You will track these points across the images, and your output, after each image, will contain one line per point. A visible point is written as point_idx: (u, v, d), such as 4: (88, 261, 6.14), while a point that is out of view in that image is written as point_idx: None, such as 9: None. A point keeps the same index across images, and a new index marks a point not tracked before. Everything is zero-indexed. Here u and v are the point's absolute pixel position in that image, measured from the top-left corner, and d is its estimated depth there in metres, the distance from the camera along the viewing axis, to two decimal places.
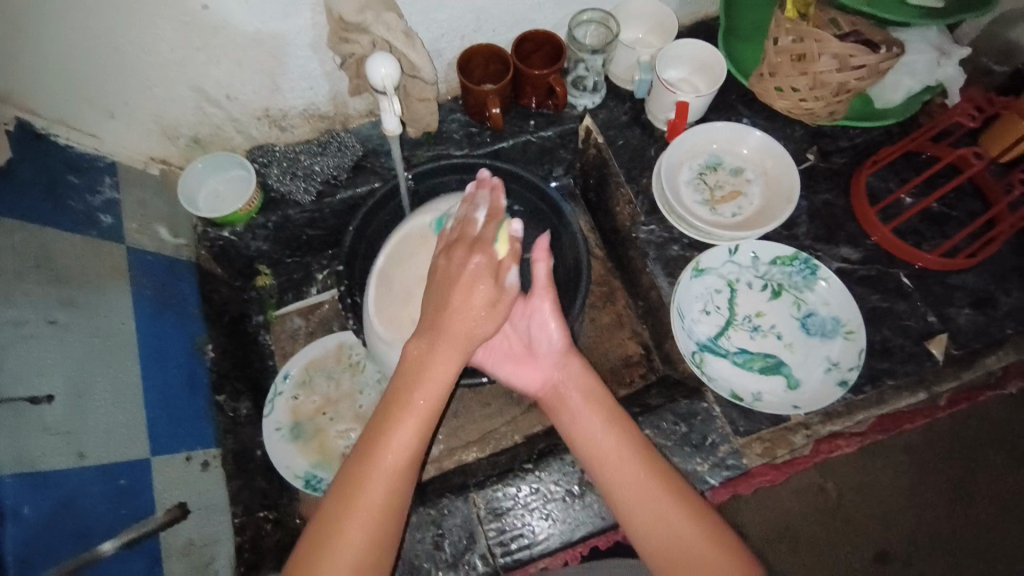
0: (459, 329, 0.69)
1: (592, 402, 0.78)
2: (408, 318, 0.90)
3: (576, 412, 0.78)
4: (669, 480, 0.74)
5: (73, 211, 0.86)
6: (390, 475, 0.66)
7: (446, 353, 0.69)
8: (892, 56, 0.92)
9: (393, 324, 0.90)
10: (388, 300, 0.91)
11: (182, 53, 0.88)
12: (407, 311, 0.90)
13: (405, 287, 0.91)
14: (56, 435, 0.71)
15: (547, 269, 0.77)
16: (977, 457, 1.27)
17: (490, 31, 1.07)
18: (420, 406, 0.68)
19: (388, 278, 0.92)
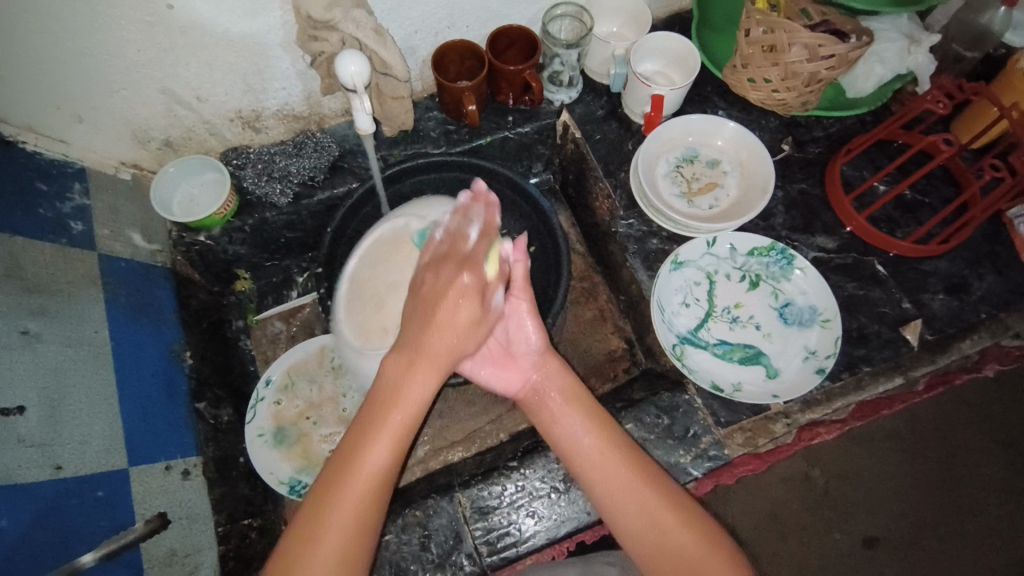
0: (436, 354, 0.68)
1: (571, 400, 0.79)
2: (380, 326, 0.90)
3: (555, 410, 0.78)
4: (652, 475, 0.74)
5: (42, 219, 0.85)
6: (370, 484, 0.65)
7: (424, 373, 0.68)
8: (860, 45, 0.94)
9: (363, 331, 0.90)
10: (356, 306, 0.91)
11: (149, 55, 0.86)
12: (379, 319, 0.90)
13: (376, 291, 0.91)
14: (32, 448, 0.70)
15: (525, 271, 0.77)
16: (957, 439, 1.29)
17: (463, 27, 1.06)
18: (400, 413, 0.67)
19: (359, 282, 0.91)
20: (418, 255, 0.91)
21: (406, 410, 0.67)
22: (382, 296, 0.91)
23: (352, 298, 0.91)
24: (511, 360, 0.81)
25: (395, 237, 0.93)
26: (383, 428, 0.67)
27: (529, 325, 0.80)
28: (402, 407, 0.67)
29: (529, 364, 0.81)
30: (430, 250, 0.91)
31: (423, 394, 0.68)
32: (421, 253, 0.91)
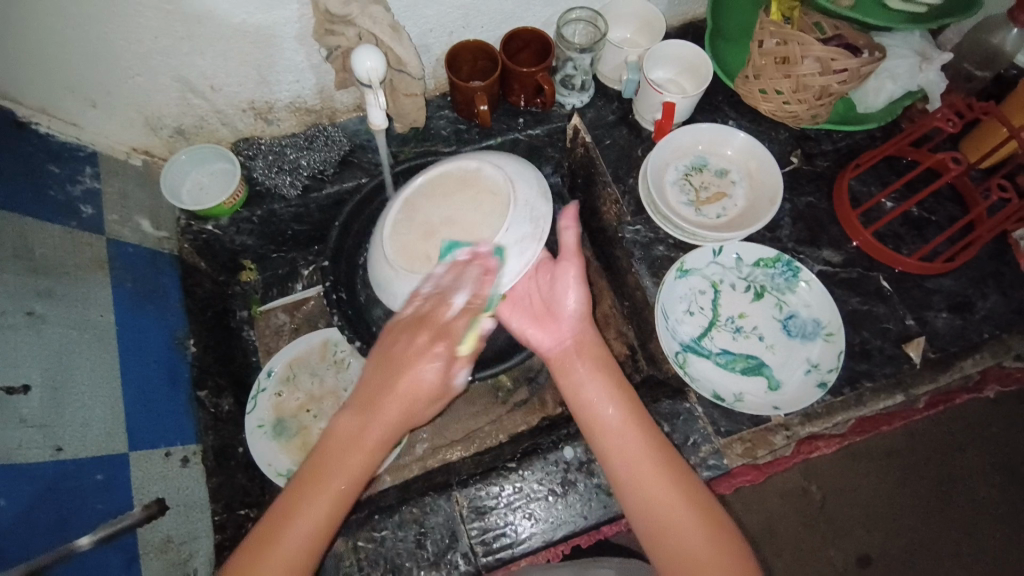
0: (388, 420, 0.71)
1: (599, 369, 0.78)
2: (423, 254, 0.80)
3: (581, 378, 0.78)
4: (662, 451, 0.75)
5: (52, 201, 0.85)
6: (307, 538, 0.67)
7: (373, 441, 0.71)
8: (872, 60, 0.93)
9: (404, 253, 0.81)
10: (407, 225, 0.83)
11: (165, 43, 0.86)
12: (424, 244, 0.81)
13: (429, 218, 0.82)
14: (33, 428, 0.70)
15: (575, 237, 0.78)
16: (954, 459, 1.29)
17: (478, 27, 1.07)
18: (346, 475, 0.69)
19: (415, 203, 0.84)
20: (484, 198, 0.81)
21: (351, 473, 0.70)
22: (433, 225, 0.82)
23: (403, 217, 0.83)
24: (549, 318, 0.80)
25: (465, 176, 0.84)
26: (326, 486, 0.68)
27: (574, 292, 0.79)
28: (349, 467, 0.69)
29: (568, 330, 0.80)
30: (497, 197, 0.81)
31: (369, 460, 0.70)
32: (487, 196, 0.81)
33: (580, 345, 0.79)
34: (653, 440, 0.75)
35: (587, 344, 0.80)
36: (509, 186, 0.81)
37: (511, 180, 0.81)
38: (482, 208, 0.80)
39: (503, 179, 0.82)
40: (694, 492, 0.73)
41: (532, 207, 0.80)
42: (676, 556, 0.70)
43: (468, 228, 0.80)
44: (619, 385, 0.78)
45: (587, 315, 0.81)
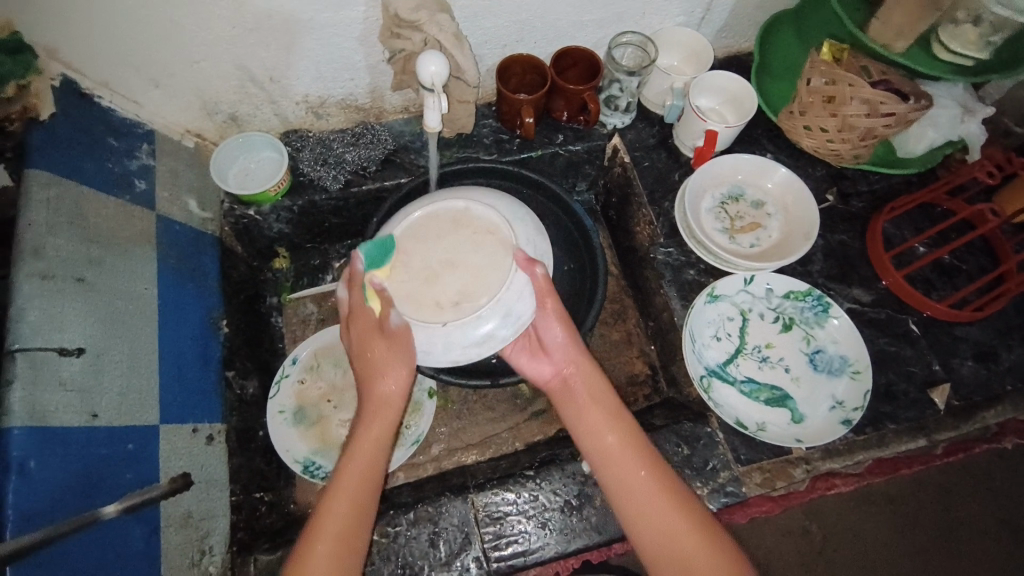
0: (382, 405, 0.76)
1: (596, 397, 0.79)
2: (432, 299, 0.76)
3: (579, 406, 0.79)
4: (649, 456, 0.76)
5: (109, 173, 0.87)
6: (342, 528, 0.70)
7: (374, 424, 0.75)
8: (920, 107, 0.95)
9: (412, 301, 0.76)
10: (405, 272, 0.78)
11: (235, 32, 0.89)
12: (430, 290, 0.77)
13: (426, 262, 0.78)
14: (72, 392, 0.71)
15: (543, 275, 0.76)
16: (963, 511, 1.28)
17: (531, 43, 1.09)
18: (354, 463, 0.73)
19: (404, 249, 0.79)
20: (481, 239, 0.79)
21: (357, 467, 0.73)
22: (433, 268, 0.78)
23: (396, 265, 0.78)
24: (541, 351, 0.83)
25: (452, 217, 0.81)
26: (342, 480, 0.72)
27: (554, 327, 0.80)
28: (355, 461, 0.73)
29: (561, 358, 0.81)
30: (496, 238, 0.79)
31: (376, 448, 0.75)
32: (485, 236, 0.80)
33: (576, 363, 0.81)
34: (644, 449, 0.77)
35: (581, 368, 0.81)
36: (506, 226, 0.80)
37: (507, 221, 0.81)
38: (483, 250, 0.79)
39: (496, 219, 0.80)
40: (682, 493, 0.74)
41: (530, 249, 0.81)
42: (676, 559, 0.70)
43: (476, 270, 0.78)
44: (610, 402, 0.79)
45: (578, 344, 0.81)
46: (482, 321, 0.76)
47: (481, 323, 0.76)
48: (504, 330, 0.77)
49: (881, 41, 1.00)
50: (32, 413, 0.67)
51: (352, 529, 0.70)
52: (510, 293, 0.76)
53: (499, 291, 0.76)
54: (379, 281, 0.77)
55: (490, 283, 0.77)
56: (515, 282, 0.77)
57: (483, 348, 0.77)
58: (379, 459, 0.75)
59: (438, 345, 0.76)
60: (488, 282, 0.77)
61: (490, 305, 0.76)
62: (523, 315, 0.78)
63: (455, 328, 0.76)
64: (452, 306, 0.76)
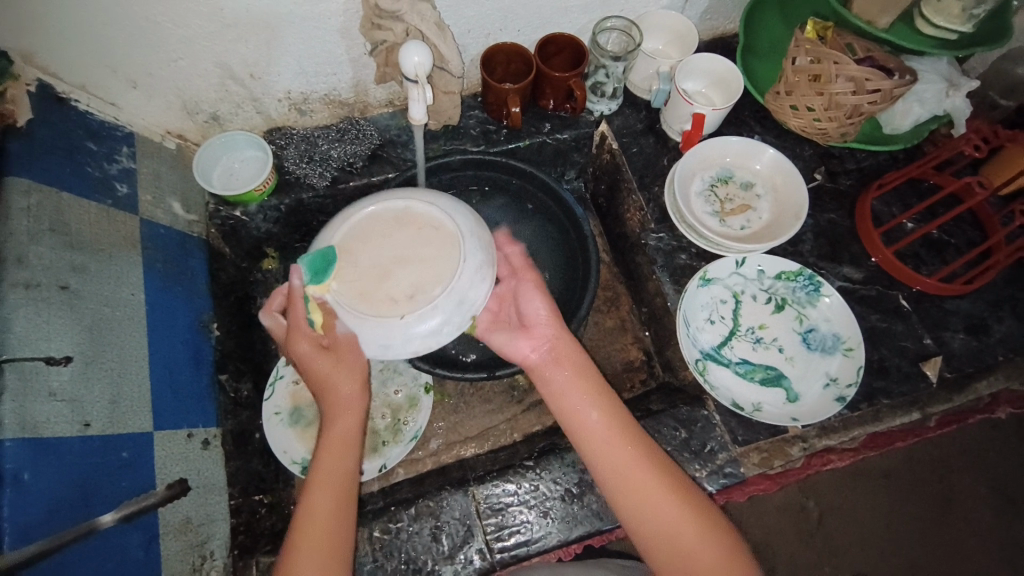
0: (339, 411, 0.77)
1: (596, 395, 0.78)
2: (385, 297, 0.75)
3: (574, 398, 0.77)
4: (652, 454, 0.75)
5: (90, 177, 0.86)
6: (322, 542, 0.70)
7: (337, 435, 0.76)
8: (905, 82, 0.95)
9: (362, 299, 0.75)
10: (351, 273, 0.76)
11: (211, 29, 0.87)
12: (381, 287, 0.75)
13: (371, 261, 0.77)
14: (62, 402, 0.70)
15: (519, 252, 0.85)
16: (957, 483, 1.30)
17: (514, 31, 1.08)
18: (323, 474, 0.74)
19: (348, 250, 0.77)
20: (425, 233, 0.78)
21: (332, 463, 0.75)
22: (382, 266, 0.77)
23: (342, 266, 0.76)
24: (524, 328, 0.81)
25: (395, 213, 0.80)
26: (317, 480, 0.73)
27: (537, 301, 0.81)
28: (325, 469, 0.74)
29: (543, 333, 0.81)
30: (442, 231, 0.78)
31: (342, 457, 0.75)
32: (428, 229, 0.78)
33: (562, 340, 0.81)
34: (646, 448, 0.75)
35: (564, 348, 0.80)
36: (449, 219, 0.79)
37: (448, 213, 0.80)
38: (430, 243, 0.78)
39: (438, 212, 0.79)
40: (687, 488, 0.74)
41: (478, 238, 0.79)
42: (678, 552, 0.70)
43: (424, 263, 0.77)
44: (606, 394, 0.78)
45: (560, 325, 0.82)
46: (439, 312, 0.74)
47: (438, 315, 0.74)
48: (460, 317, 0.76)
49: (867, 17, 1.00)
50: (23, 426, 0.65)
51: (332, 542, 0.70)
52: (461, 280, 0.76)
53: (451, 280, 0.75)
54: (322, 296, 0.75)
55: (440, 273, 0.76)
56: (464, 270, 0.76)
57: (441, 338, 0.76)
58: (348, 469, 0.75)
59: (397, 338, 0.74)
60: (436, 274, 0.76)
61: (445, 294, 0.74)
62: (477, 298, 0.77)
63: (410, 321, 0.74)
64: (405, 300, 0.75)
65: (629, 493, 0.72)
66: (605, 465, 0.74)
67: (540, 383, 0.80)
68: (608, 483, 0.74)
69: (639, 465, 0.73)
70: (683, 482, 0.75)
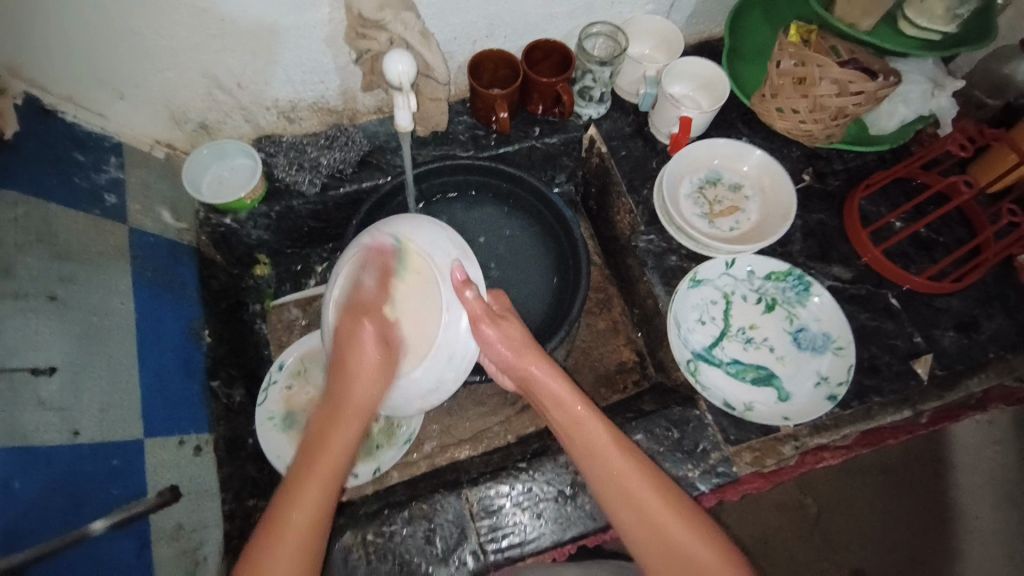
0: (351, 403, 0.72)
1: (627, 455, 0.75)
2: None
3: (597, 450, 0.76)
4: (650, 472, 0.75)
5: (78, 188, 0.86)
6: (305, 533, 0.65)
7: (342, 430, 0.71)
8: (889, 84, 0.96)
9: None
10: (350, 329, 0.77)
11: (198, 39, 0.88)
12: None
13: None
14: (52, 412, 0.70)
15: (474, 298, 0.77)
16: (953, 479, 1.30)
17: (501, 37, 1.09)
18: (318, 468, 0.69)
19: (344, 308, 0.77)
20: (410, 281, 0.77)
21: (330, 449, 0.70)
22: None
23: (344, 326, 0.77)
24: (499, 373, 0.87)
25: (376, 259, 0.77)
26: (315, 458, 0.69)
27: (498, 345, 0.79)
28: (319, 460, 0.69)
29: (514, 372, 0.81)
30: (422, 276, 0.77)
31: (336, 463, 0.70)
32: (413, 278, 0.77)
33: (530, 373, 0.79)
34: (645, 465, 0.75)
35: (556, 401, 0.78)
36: (429, 259, 0.77)
37: (427, 255, 0.77)
38: (414, 293, 0.77)
39: (414, 254, 0.77)
40: (687, 505, 0.73)
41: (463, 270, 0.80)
42: (673, 558, 0.70)
43: (415, 318, 0.77)
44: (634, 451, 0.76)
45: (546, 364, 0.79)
46: (436, 369, 0.77)
47: (430, 373, 0.77)
48: (453, 369, 0.79)
49: (849, 19, 1.02)
50: (12, 435, 0.65)
51: (313, 535, 0.66)
52: (448, 334, 0.77)
53: (439, 337, 0.77)
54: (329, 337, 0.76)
55: (430, 329, 0.77)
56: (457, 318, 0.78)
57: (439, 394, 0.80)
58: (346, 456, 0.71)
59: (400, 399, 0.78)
60: (428, 331, 0.77)
61: (436, 349, 0.77)
62: (467, 352, 0.79)
63: (408, 382, 0.77)
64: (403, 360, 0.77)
65: (619, 505, 0.73)
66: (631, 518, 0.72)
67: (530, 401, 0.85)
68: (598, 493, 0.75)
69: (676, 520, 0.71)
70: (688, 502, 0.74)
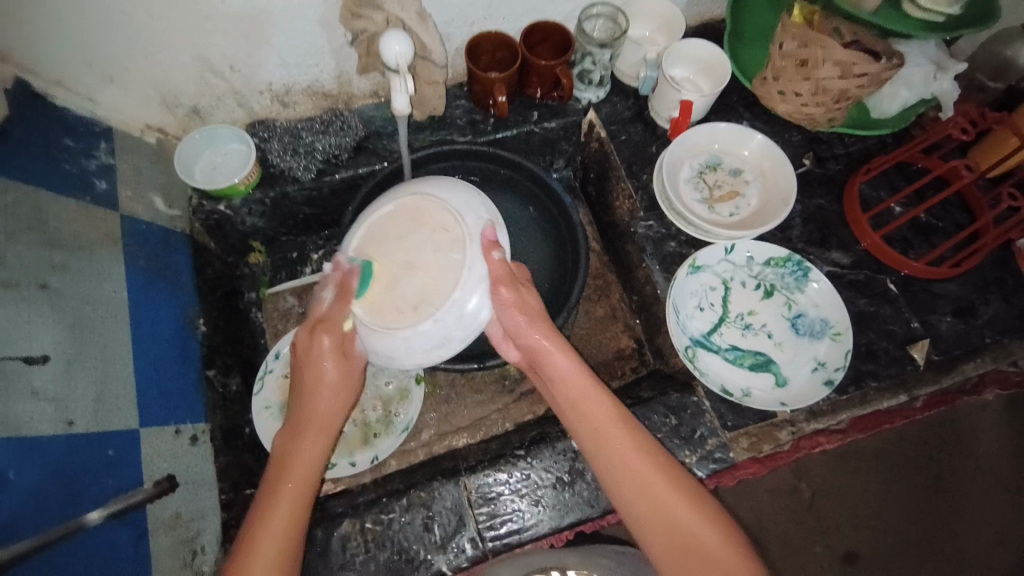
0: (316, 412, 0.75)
1: (648, 455, 0.74)
2: (393, 305, 0.77)
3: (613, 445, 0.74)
4: (652, 450, 0.75)
5: (68, 174, 0.84)
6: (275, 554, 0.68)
7: (311, 440, 0.74)
8: (892, 65, 0.95)
9: (375, 308, 0.77)
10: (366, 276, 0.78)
11: (189, 22, 0.86)
12: (390, 294, 0.77)
13: (388, 267, 0.78)
14: (46, 402, 0.69)
15: (498, 260, 0.78)
16: (946, 463, 1.31)
17: (499, 19, 1.07)
18: (285, 488, 0.71)
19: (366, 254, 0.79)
20: (437, 237, 0.78)
21: (299, 467, 0.73)
22: (392, 271, 0.78)
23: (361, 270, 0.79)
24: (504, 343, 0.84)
25: (410, 212, 0.80)
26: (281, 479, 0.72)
27: (512, 311, 0.78)
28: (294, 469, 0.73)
29: (524, 345, 0.79)
30: (450, 234, 0.78)
31: (304, 475, 0.73)
32: (440, 234, 0.78)
33: (543, 351, 0.78)
34: (648, 444, 0.75)
35: (573, 383, 0.77)
36: (461, 220, 0.79)
37: (461, 215, 0.79)
38: (438, 247, 0.78)
39: (450, 213, 0.79)
40: (687, 483, 0.74)
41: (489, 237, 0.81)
42: (674, 535, 0.71)
43: (433, 272, 0.77)
44: (652, 449, 0.75)
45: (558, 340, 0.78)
46: (442, 325, 0.76)
47: (437, 327, 0.76)
48: (463, 329, 0.78)
49: (853, 1, 0.98)
50: (6, 425, 0.65)
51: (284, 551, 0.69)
52: (465, 291, 0.76)
53: (455, 293, 0.76)
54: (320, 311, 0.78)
55: (448, 285, 0.76)
56: (477, 274, 0.77)
57: (442, 351, 0.79)
58: (315, 471, 0.74)
59: (401, 349, 0.77)
60: (445, 285, 0.76)
61: (447, 304, 0.76)
62: (480, 315, 0.78)
63: (414, 334, 0.76)
64: (411, 312, 0.76)
65: (641, 497, 0.72)
66: (653, 513, 0.71)
67: (537, 378, 0.83)
68: (604, 478, 0.75)
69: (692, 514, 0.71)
70: (687, 479, 0.75)
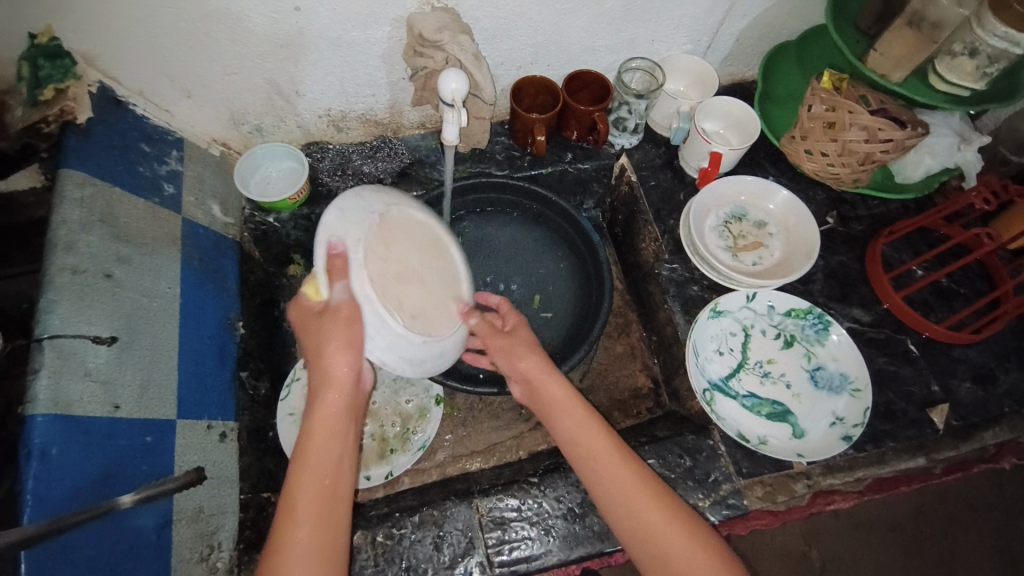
0: (331, 408, 0.76)
1: (637, 475, 0.77)
2: (394, 297, 0.75)
3: (605, 468, 0.78)
4: (642, 472, 0.78)
5: (140, 176, 0.92)
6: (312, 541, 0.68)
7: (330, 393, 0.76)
8: (916, 134, 1.00)
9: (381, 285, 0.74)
10: (384, 251, 0.76)
11: (265, 48, 0.94)
12: (396, 286, 0.76)
13: (402, 262, 0.78)
14: (96, 383, 0.74)
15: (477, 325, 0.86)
16: (959, 541, 1.28)
17: (545, 65, 1.14)
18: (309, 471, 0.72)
19: (387, 231, 0.78)
20: (445, 278, 0.85)
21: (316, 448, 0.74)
22: (406, 270, 0.78)
23: (381, 237, 0.76)
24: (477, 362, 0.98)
25: (433, 239, 0.85)
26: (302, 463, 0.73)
27: (503, 355, 0.89)
28: (308, 473, 0.72)
29: (518, 372, 0.88)
30: (454, 285, 0.86)
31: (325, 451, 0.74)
32: (448, 277, 0.85)
33: (532, 379, 0.87)
34: (641, 468, 0.78)
35: (569, 411, 0.83)
36: (463, 281, 0.88)
37: (464, 280, 0.88)
38: (442, 286, 0.83)
39: (460, 270, 0.88)
40: (679, 509, 0.76)
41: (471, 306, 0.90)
42: (658, 551, 0.72)
43: (434, 299, 0.81)
44: (642, 472, 0.78)
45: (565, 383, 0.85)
46: (423, 348, 0.77)
47: (419, 347, 0.77)
48: (429, 364, 0.81)
49: (880, 70, 1.05)
50: (56, 403, 0.69)
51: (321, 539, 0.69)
52: (448, 339, 0.82)
53: (445, 334, 0.81)
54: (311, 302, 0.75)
55: (442, 324, 0.81)
56: (459, 333, 0.84)
57: (403, 371, 0.79)
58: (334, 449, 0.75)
59: (382, 340, 0.74)
60: (440, 320, 0.81)
61: (436, 338, 0.79)
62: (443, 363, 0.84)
63: (400, 334, 0.75)
64: (407, 317, 0.76)
65: (627, 521, 0.75)
66: (642, 537, 0.73)
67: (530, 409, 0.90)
68: (603, 504, 0.77)
69: (684, 539, 0.73)
70: (684, 510, 0.76)
